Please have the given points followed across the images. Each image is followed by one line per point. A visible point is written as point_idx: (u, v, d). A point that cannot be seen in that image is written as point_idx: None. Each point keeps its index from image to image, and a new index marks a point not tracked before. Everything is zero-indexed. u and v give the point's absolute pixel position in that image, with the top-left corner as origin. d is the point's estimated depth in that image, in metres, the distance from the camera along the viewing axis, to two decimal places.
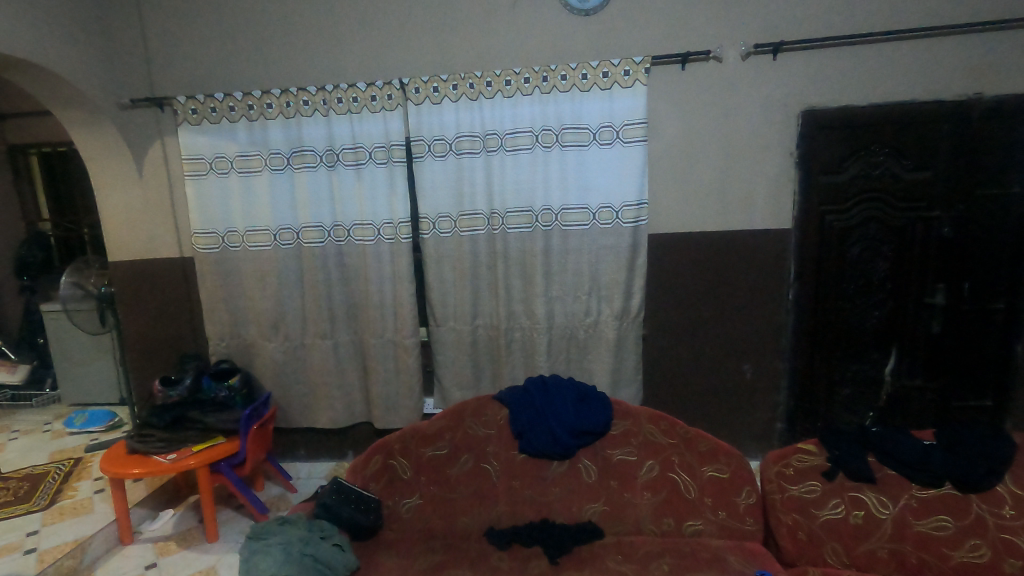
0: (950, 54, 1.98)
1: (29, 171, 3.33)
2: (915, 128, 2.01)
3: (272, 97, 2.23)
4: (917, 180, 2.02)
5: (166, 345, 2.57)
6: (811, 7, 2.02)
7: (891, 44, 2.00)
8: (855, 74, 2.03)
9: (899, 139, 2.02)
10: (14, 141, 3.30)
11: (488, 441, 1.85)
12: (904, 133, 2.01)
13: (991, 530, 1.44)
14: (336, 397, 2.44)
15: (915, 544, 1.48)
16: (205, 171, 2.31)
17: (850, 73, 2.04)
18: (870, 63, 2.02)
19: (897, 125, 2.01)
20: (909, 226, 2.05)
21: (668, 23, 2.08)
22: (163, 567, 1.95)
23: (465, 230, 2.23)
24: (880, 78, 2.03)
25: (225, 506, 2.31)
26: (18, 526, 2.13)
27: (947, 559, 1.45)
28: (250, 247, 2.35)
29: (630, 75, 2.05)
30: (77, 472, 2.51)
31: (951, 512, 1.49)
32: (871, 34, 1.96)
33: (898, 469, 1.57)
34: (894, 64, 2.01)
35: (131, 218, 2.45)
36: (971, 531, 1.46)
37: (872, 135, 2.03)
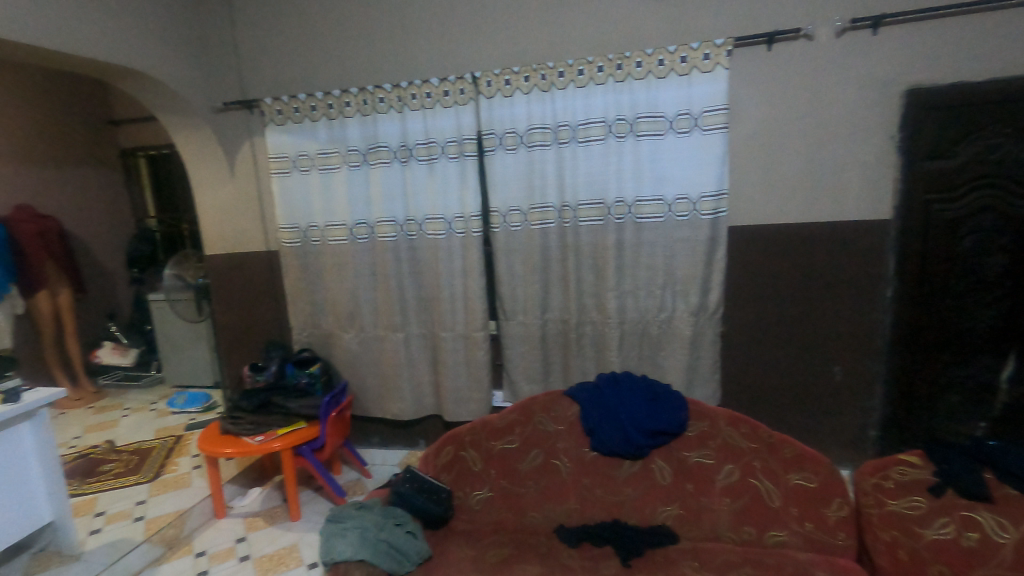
0: None
1: (138, 172, 3.68)
2: None
3: (350, 96, 2.30)
4: None
5: (253, 333, 2.73)
6: None
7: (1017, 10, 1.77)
8: (971, 47, 1.82)
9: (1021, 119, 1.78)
10: (126, 144, 3.66)
11: (558, 436, 1.83)
12: None
13: None
14: (408, 387, 2.50)
15: None
16: (289, 168, 2.44)
17: (965, 46, 1.83)
18: (989, 33, 1.80)
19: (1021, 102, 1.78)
20: None
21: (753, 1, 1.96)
22: (250, 541, 2.08)
23: (536, 224, 2.21)
24: (1001, 50, 1.80)
25: (306, 488, 2.43)
26: (129, 496, 2.34)
27: None
28: (329, 241, 2.45)
29: (711, 59, 1.94)
30: (179, 448, 2.74)
31: None
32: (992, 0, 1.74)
33: (1022, 489, 1.40)
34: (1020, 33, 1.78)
35: (224, 215, 2.62)
36: None
37: (988, 114, 1.81)
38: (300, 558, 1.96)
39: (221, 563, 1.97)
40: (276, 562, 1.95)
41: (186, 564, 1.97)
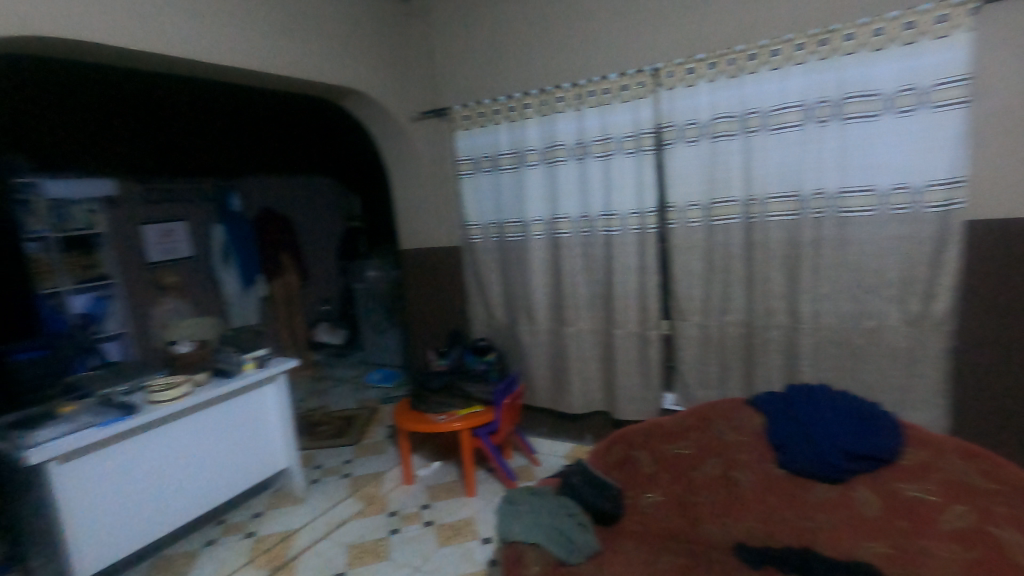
0: None
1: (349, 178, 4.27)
2: None
3: (530, 98, 2.40)
4: None
5: (438, 321, 3.00)
6: None
7: None
8: None
9: None
10: None
11: (740, 448, 1.73)
12: None
13: None
14: (577, 381, 2.53)
15: None
16: (474, 169, 2.63)
17: None
18: None
19: None
20: None
21: None
22: (433, 509, 2.29)
23: (718, 219, 2.08)
24: None
25: (481, 467, 2.61)
26: (339, 454, 2.74)
27: None
28: (508, 237, 2.59)
29: (946, 22, 1.63)
30: (376, 418, 3.13)
31: None
32: None
33: None
34: None
35: (416, 213, 2.91)
36: None
37: None
38: (475, 533, 2.11)
39: (409, 524, 2.20)
40: (454, 532, 2.12)
41: (381, 520, 2.24)
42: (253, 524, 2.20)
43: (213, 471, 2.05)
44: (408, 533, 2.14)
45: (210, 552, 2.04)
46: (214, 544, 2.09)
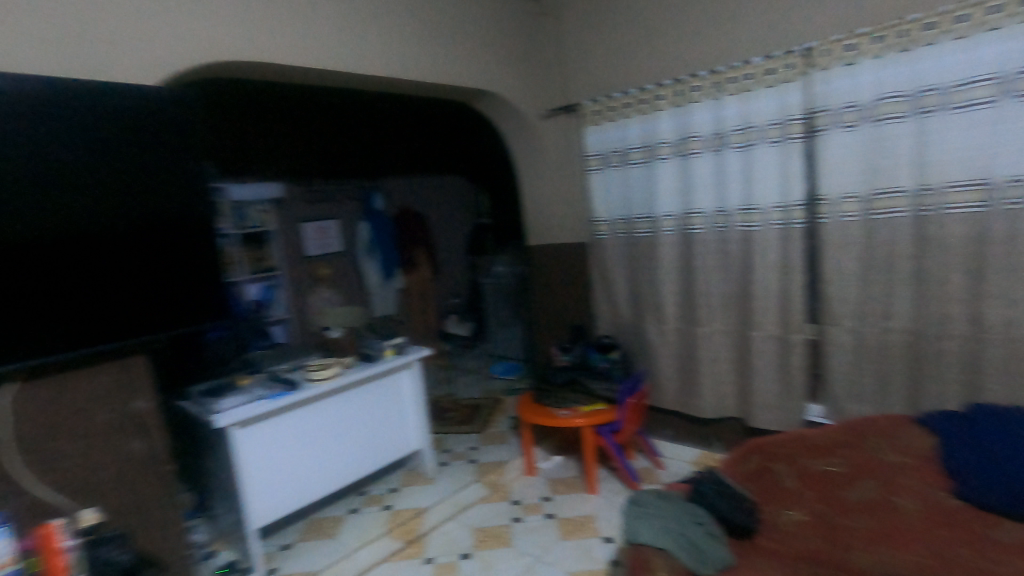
0: None
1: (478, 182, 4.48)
2: None
3: (664, 88, 2.31)
4: None
5: (562, 317, 3.02)
6: None
7: None
8: None
9: None
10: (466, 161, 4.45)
11: (902, 471, 1.56)
12: None
13: None
14: (707, 385, 2.41)
15: None
16: (602, 164, 2.60)
17: None
18: None
19: None
20: None
21: None
22: (554, 502, 2.32)
23: (880, 213, 1.85)
24: None
25: (602, 466, 2.58)
26: (465, 441, 2.88)
27: None
28: (636, 233, 2.53)
29: None
30: (500, 409, 3.23)
31: None
32: None
33: None
34: None
35: (544, 209, 2.95)
36: None
37: None
38: (596, 530, 2.10)
39: (531, 515, 2.24)
40: (575, 527, 2.12)
41: (504, 508, 2.31)
42: (390, 497, 2.40)
43: (358, 445, 2.25)
44: (530, 522, 2.19)
45: (353, 519, 2.25)
46: (357, 512, 2.30)
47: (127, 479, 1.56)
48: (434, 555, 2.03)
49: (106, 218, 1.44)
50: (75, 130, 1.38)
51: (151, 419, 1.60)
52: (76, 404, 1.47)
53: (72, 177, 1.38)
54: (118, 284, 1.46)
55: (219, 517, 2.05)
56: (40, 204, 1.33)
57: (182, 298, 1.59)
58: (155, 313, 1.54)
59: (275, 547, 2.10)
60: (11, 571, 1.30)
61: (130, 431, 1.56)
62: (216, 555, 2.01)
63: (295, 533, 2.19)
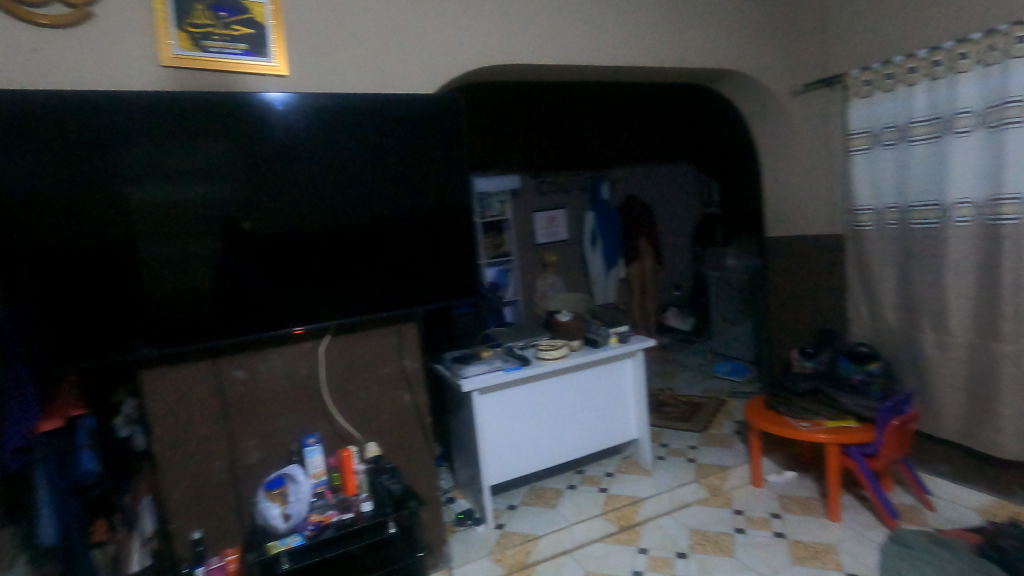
0: None
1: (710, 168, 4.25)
2: None
3: (970, 45, 1.88)
4: None
5: (805, 318, 2.69)
6: None
7: None
8: None
9: None
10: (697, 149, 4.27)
11: None
12: None
13: None
14: (1010, 419, 1.91)
15: None
16: (871, 143, 2.24)
17: None
18: None
19: None
20: None
21: None
22: (784, 521, 2.11)
23: None
24: None
25: (848, 493, 2.25)
26: (684, 438, 2.77)
27: None
28: (913, 223, 2.12)
29: None
30: (724, 410, 3.03)
31: None
32: None
33: None
34: None
35: (789, 197, 2.64)
36: None
37: None
38: (838, 563, 1.84)
39: (756, 528, 2.08)
40: (811, 554, 1.90)
41: (726, 515, 2.18)
42: (605, 480, 2.45)
43: (578, 425, 2.34)
44: (755, 537, 2.03)
45: (571, 494, 2.36)
46: (575, 488, 2.41)
47: (399, 423, 1.89)
48: (649, 546, 2.03)
49: (387, 207, 1.74)
50: (369, 135, 1.69)
51: (416, 376, 1.90)
52: (367, 358, 1.83)
53: (366, 174, 1.70)
54: (394, 262, 1.76)
55: (460, 469, 2.36)
56: (344, 196, 1.68)
57: (445, 270, 1.85)
58: (419, 288, 1.82)
59: (503, 505, 2.32)
60: (323, 479, 1.69)
61: (401, 384, 1.89)
62: (456, 501, 2.31)
63: (519, 496, 2.39)
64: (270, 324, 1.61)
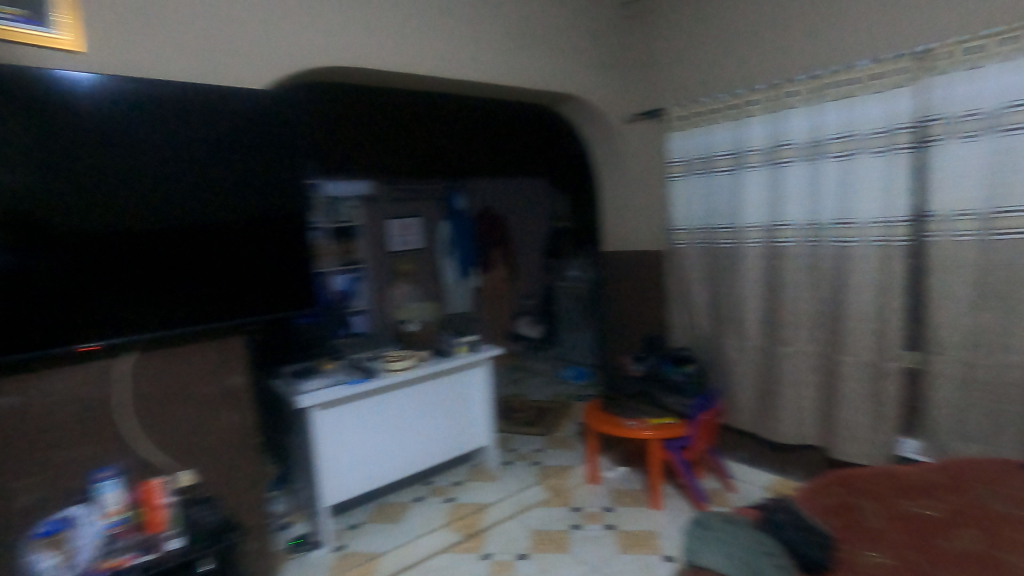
0: None
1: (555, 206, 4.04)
2: None
3: (757, 94, 2.29)
4: None
5: (639, 329, 3.03)
6: None
7: None
8: None
9: None
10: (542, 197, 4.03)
11: (1012, 521, 1.43)
12: None
13: None
14: (788, 410, 2.35)
15: None
16: (687, 171, 2.60)
17: None
18: None
19: None
20: None
21: None
22: (617, 514, 2.28)
23: (1001, 234, 1.72)
24: None
25: (668, 482, 2.51)
26: (530, 441, 2.92)
27: None
28: (718, 244, 2.52)
29: None
30: (566, 414, 3.23)
31: None
32: None
33: None
34: None
35: (626, 214, 3.00)
36: None
37: None
38: (658, 547, 2.04)
39: (590, 523, 2.22)
40: (635, 542, 2.08)
41: (564, 514, 2.30)
42: (453, 490, 2.46)
43: (426, 437, 2.33)
44: (591, 531, 2.17)
45: (419, 507, 2.33)
46: (422, 501, 2.39)
47: (220, 447, 1.71)
48: (492, 551, 2.06)
49: (220, 209, 1.62)
50: (187, 132, 1.55)
51: (243, 393, 1.74)
52: (181, 376, 1.62)
53: (180, 175, 1.54)
54: (213, 273, 1.62)
55: (298, 492, 2.21)
56: (167, 197, 1.53)
57: (276, 280, 1.74)
58: (247, 298, 1.69)
59: (345, 525, 2.22)
60: (120, 518, 1.47)
61: (227, 404, 1.71)
62: (291, 526, 2.15)
63: (363, 514, 2.30)
64: (51, 341, 1.37)
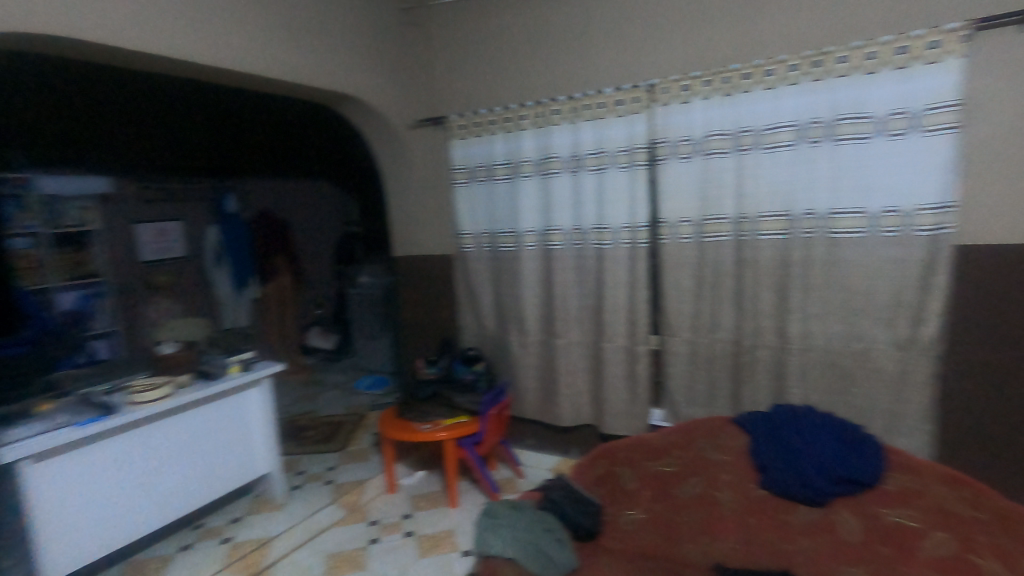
0: None
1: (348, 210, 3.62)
2: None
3: (527, 110, 2.50)
4: None
5: (432, 332, 3.08)
6: None
7: None
8: None
9: None
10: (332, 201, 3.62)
11: (722, 467, 1.77)
12: None
13: None
14: (566, 395, 2.60)
15: None
16: (468, 178, 2.72)
17: None
18: None
19: None
20: None
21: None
22: (415, 519, 2.27)
23: (708, 236, 2.14)
24: None
25: (464, 478, 2.59)
26: (323, 461, 2.76)
27: None
28: (499, 247, 2.68)
29: (906, 53, 1.74)
30: (363, 426, 3.12)
31: None
32: None
33: None
34: None
35: (416, 219, 3.02)
36: None
37: None
38: (455, 544, 2.09)
39: (389, 534, 2.17)
40: (434, 544, 2.10)
41: (361, 529, 2.21)
42: (231, 528, 2.19)
43: (192, 474, 2.04)
44: (388, 542, 2.12)
45: (187, 556, 2.02)
46: (191, 548, 2.07)
47: None
48: None
49: None
50: None
51: None
52: None
53: None
54: None
55: None
56: None
57: None
58: None
59: None
60: None
61: None
62: None
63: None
64: None
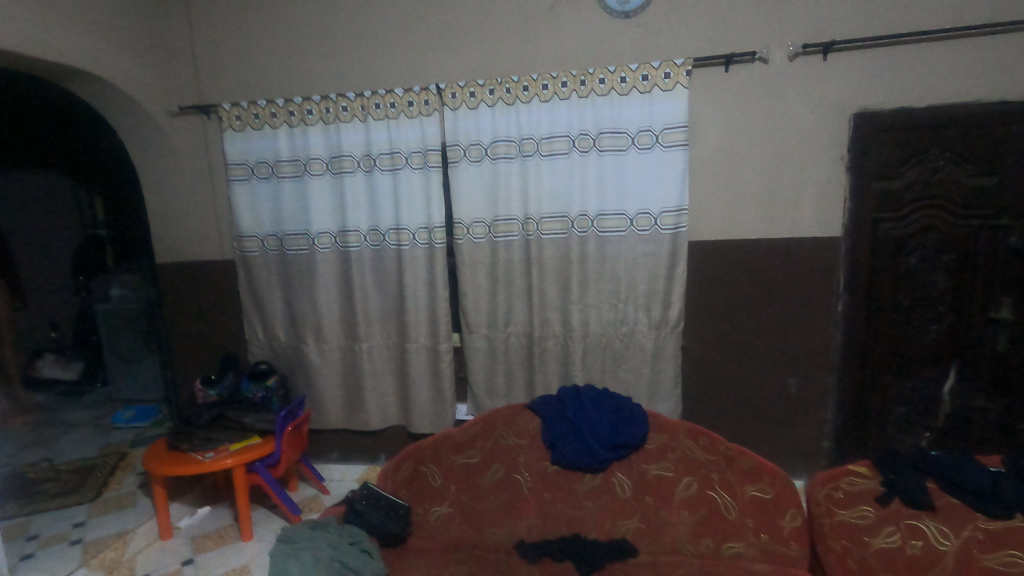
0: (982, 59, 1.92)
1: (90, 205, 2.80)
2: (954, 130, 1.94)
3: (312, 104, 2.34)
4: (963, 186, 1.94)
5: (212, 348, 2.72)
6: (835, 8, 2.00)
7: (908, 47, 1.97)
8: (881, 65, 1.99)
9: (933, 143, 1.96)
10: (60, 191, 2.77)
11: (519, 450, 1.90)
12: (941, 137, 1.95)
13: (900, 518, 1.57)
14: (370, 401, 2.53)
15: (838, 532, 1.58)
16: (248, 175, 2.46)
17: (882, 77, 2.00)
18: (910, 67, 1.97)
19: (939, 129, 1.95)
20: (954, 230, 1.97)
21: (704, 38, 2.09)
22: (199, 563, 1.99)
23: (499, 236, 2.28)
24: (910, 80, 1.98)
25: (259, 506, 2.34)
26: (68, 517, 2.26)
27: (867, 546, 1.53)
28: (288, 250, 2.48)
29: (649, 80, 2.06)
30: (124, 467, 2.63)
31: (872, 505, 1.62)
32: (907, 34, 1.90)
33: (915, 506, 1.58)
34: (928, 69, 1.96)
35: (184, 221, 2.64)
36: (889, 519, 1.58)
37: (914, 142, 1.97)
38: None
39: None
40: None
41: None
42: None
43: None
44: None
45: None
46: None
47: None
48: None
49: None
50: None
51: None
52: None
53: None
54: None
55: None
56: None
57: None
58: None
59: None
60: None
61: None
62: None
63: None
64: None
